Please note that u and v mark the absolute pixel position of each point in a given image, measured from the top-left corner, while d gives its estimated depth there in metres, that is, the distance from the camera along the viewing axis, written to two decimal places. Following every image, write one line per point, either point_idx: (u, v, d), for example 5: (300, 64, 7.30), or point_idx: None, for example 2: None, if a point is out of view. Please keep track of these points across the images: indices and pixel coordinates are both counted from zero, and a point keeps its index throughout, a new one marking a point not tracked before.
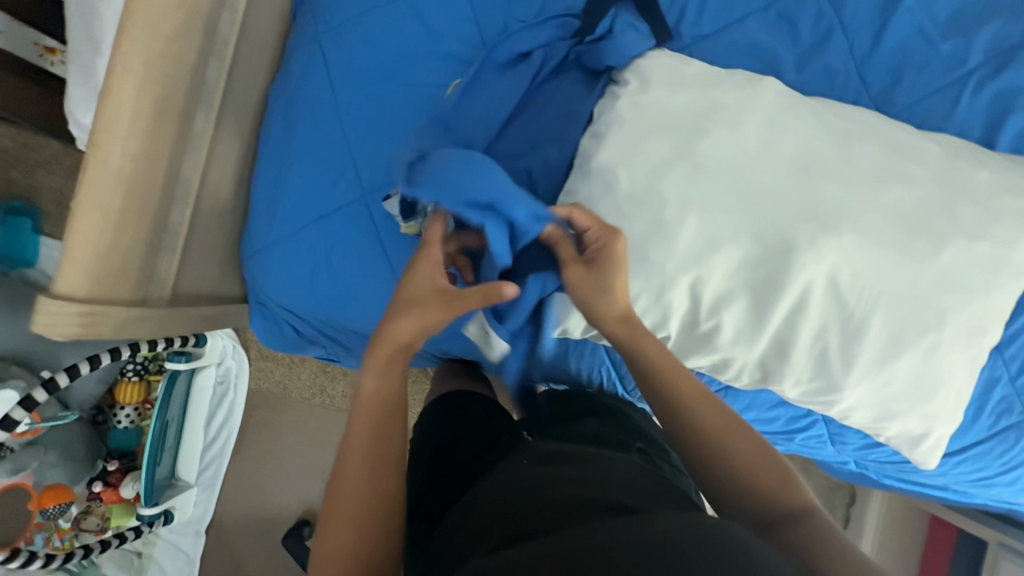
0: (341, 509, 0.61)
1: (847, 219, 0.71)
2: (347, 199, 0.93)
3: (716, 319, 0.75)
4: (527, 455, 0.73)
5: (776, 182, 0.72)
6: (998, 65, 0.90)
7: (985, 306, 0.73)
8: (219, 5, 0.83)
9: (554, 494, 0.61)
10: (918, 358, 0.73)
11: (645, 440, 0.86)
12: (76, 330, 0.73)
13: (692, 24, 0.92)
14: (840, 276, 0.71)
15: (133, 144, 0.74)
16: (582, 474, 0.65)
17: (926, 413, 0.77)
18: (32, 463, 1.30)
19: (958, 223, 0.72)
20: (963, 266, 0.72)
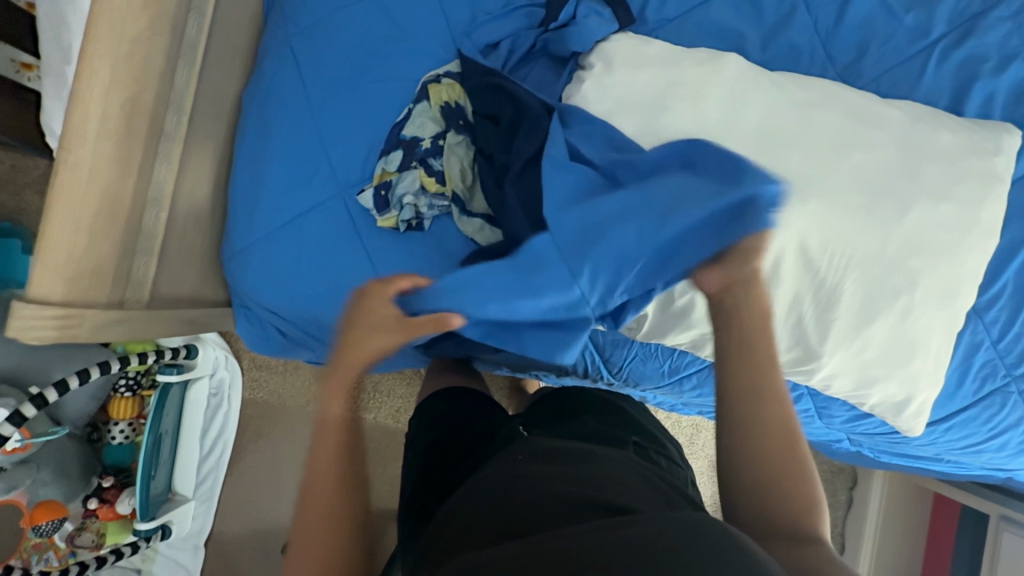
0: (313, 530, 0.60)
1: (812, 187, 0.71)
2: (323, 197, 0.93)
3: (688, 294, 0.77)
4: (524, 452, 0.73)
5: (741, 153, 0.73)
6: (962, 34, 0.91)
7: (956, 268, 0.74)
8: (186, 10, 0.84)
9: (547, 495, 0.60)
10: (893, 322, 0.73)
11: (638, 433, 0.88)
12: (52, 333, 0.73)
13: (656, 8, 0.93)
14: (809, 242, 0.71)
15: (102, 146, 0.75)
16: (580, 473, 0.65)
17: (907, 378, 0.76)
18: (25, 480, 1.30)
19: (923, 186, 0.73)
20: (929, 227, 0.73)
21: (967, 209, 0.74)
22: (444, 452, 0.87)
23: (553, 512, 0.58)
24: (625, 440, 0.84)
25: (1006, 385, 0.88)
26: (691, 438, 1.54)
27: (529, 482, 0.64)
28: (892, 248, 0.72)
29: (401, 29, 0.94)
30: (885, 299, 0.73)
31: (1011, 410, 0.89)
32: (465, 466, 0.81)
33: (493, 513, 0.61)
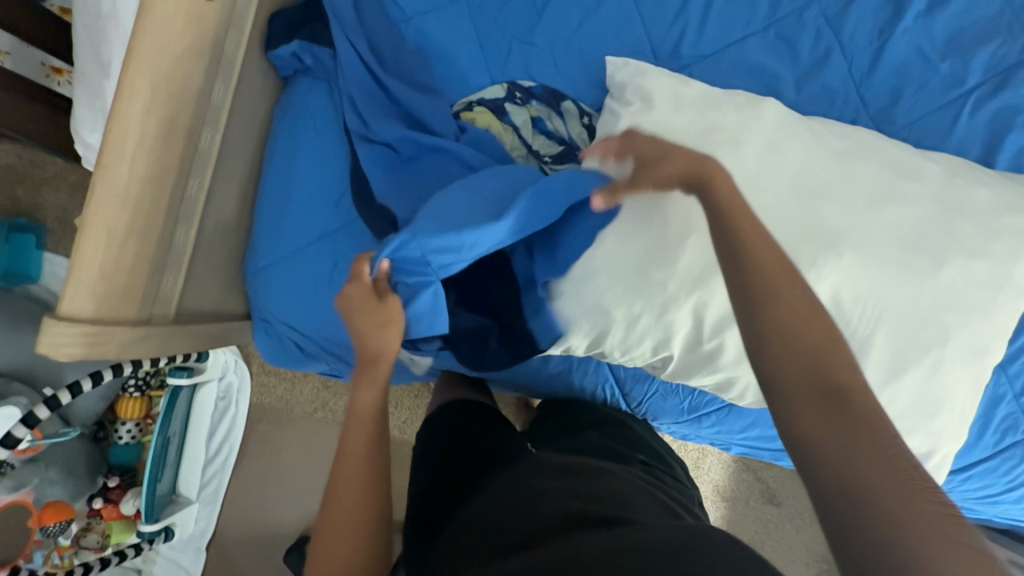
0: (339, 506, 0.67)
1: (848, 240, 0.71)
2: (349, 218, 0.94)
3: (718, 340, 0.78)
4: (533, 466, 0.74)
5: (777, 204, 0.72)
6: (997, 85, 0.91)
7: (986, 325, 0.74)
8: (226, 28, 0.85)
9: (548, 510, 0.61)
10: (921, 379, 0.73)
11: (648, 452, 0.89)
12: (82, 350, 0.73)
13: (691, 45, 0.93)
14: (842, 295, 0.71)
15: (139, 164, 0.75)
16: (583, 489, 0.66)
17: (930, 432, 0.76)
18: (32, 480, 1.30)
19: (957, 241, 0.73)
20: (963, 284, 0.73)
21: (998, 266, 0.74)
22: (452, 458, 0.88)
23: (553, 526, 0.59)
24: (632, 457, 0.85)
25: None
26: (696, 462, 1.54)
27: (533, 496, 0.65)
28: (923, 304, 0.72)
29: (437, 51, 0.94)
30: (910, 355, 0.73)
31: None
32: (476, 478, 0.81)
33: (491, 532, 0.63)
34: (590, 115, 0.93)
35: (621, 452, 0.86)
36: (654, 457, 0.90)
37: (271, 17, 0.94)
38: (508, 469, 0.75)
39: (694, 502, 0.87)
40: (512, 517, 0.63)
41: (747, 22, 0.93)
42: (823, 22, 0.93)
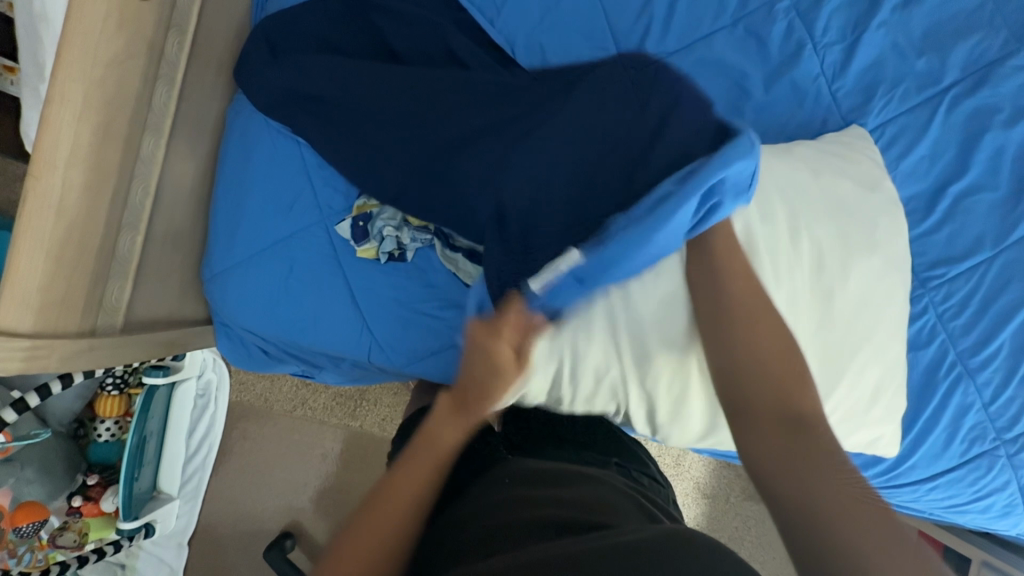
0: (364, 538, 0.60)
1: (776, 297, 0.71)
2: (305, 223, 0.92)
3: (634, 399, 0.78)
4: (510, 475, 0.70)
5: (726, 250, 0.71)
6: (974, 82, 0.87)
7: (880, 375, 0.78)
8: (166, 29, 0.82)
9: (540, 518, 0.58)
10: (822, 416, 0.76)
11: (622, 454, 0.83)
12: (19, 365, 0.72)
13: (656, 41, 0.89)
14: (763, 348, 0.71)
15: (75, 173, 0.73)
16: (568, 496, 0.63)
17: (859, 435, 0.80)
18: (7, 479, 1.29)
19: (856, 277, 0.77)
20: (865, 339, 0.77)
21: (895, 314, 0.79)
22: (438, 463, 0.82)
23: (536, 536, 0.56)
24: (606, 458, 0.80)
25: (994, 448, 0.87)
26: (676, 460, 1.52)
27: (519, 504, 0.62)
28: (835, 333, 0.75)
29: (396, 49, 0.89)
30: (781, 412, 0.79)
31: (998, 473, 0.88)
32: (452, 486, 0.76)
33: (470, 543, 0.58)
34: None
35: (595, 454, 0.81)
36: (631, 456, 0.85)
37: (220, 14, 0.92)
38: (485, 477, 0.72)
39: (670, 500, 0.83)
40: (491, 527, 0.59)
41: (714, 17, 0.89)
42: (794, 16, 0.88)
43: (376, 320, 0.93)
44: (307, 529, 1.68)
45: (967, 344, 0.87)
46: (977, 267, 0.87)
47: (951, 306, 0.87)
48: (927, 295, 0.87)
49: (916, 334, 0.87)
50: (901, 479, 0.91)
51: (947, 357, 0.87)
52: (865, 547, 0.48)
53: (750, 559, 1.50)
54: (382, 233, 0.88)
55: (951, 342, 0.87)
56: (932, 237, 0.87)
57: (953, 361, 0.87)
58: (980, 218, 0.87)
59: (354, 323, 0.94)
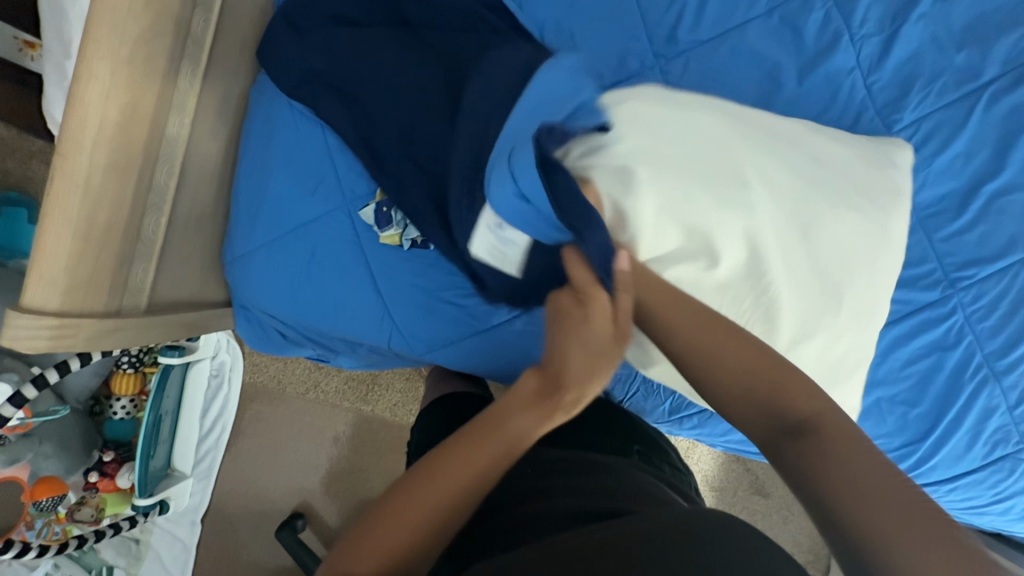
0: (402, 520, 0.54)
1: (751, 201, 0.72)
2: (328, 208, 0.92)
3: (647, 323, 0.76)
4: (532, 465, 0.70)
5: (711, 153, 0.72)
6: (1016, 78, 0.85)
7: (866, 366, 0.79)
8: (192, 6, 0.80)
9: (559, 508, 0.58)
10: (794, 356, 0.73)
11: (643, 443, 0.83)
12: (46, 344, 0.72)
13: (688, 28, 0.87)
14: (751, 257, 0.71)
15: (102, 152, 0.73)
16: (589, 483, 0.62)
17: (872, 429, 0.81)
18: (26, 454, 1.31)
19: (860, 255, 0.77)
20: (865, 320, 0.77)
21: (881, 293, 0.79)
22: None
23: (561, 523, 0.56)
24: (628, 448, 0.80)
25: (1017, 452, 0.87)
26: (686, 452, 1.51)
27: (545, 492, 0.62)
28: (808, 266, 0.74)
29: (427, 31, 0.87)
30: None
31: (1019, 476, 0.87)
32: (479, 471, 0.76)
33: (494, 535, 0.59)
34: None
35: (617, 444, 0.80)
36: (651, 446, 0.85)
37: None
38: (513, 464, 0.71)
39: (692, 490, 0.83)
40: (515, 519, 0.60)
41: (749, 4, 0.87)
42: (832, 5, 0.86)
43: (397, 307, 0.93)
44: (318, 510, 1.70)
45: (993, 346, 0.86)
46: (1009, 269, 0.85)
47: (981, 307, 0.86)
48: (956, 295, 0.86)
49: (943, 335, 0.86)
50: (920, 479, 0.90)
51: (974, 358, 0.86)
52: (901, 546, 0.46)
53: None
54: (402, 221, 0.89)
55: (978, 343, 0.86)
56: (964, 236, 0.86)
57: (979, 362, 0.86)
58: (1015, 218, 0.85)
59: (376, 308, 0.93)
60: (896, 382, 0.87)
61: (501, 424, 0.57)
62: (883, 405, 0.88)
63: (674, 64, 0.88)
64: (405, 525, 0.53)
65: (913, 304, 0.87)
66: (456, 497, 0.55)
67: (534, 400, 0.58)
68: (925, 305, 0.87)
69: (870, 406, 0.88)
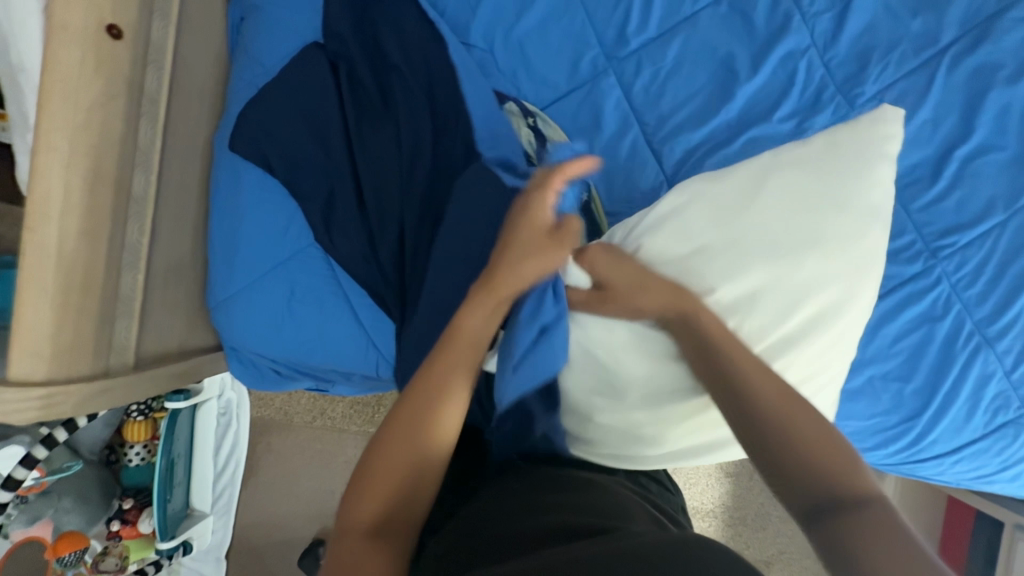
0: (373, 487, 0.59)
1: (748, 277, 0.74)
2: (301, 245, 0.93)
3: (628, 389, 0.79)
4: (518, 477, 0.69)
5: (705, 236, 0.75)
6: (975, 39, 0.84)
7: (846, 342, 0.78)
8: (143, 65, 0.81)
9: (533, 525, 0.57)
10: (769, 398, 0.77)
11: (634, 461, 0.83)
12: (36, 413, 0.74)
13: (638, 27, 0.87)
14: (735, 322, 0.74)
15: (70, 221, 0.74)
16: (571, 502, 0.62)
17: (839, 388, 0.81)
18: (48, 510, 1.34)
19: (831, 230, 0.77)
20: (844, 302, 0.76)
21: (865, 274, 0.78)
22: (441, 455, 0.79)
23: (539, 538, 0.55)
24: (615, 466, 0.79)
25: (1018, 417, 0.86)
26: None
27: (524, 509, 0.61)
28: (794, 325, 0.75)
29: (379, 64, 0.88)
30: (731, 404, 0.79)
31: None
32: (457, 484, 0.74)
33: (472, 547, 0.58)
34: (534, 115, 0.87)
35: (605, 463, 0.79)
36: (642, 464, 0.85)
37: (197, 44, 0.91)
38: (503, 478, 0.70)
39: (682, 510, 0.80)
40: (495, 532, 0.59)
41: None
42: None
43: (379, 335, 0.94)
44: None
45: (983, 313, 0.84)
46: (990, 233, 0.84)
47: (966, 274, 0.84)
48: (939, 265, 0.85)
49: (931, 306, 0.85)
50: (923, 454, 0.89)
51: (964, 327, 0.84)
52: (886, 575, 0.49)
53: (778, 533, 1.49)
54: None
55: (967, 311, 0.85)
56: (942, 204, 0.84)
57: (970, 331, 0.84)
58: (991, 180, 0.84)
59: (359, 339, 0.94)
60: (887, 358, 0.86)
61: (457, 331, 0.66)
62: (877, 382, 0.86)
63: (627, 64, 0.87)
64: (379, 493, 0.59)
65: (897, 277, 0.85)
66: (426, 424, 0.62)
67: (483, 297, 0.67)
68: (909, 279, 0.85)
69: (863, 385, 0.87)
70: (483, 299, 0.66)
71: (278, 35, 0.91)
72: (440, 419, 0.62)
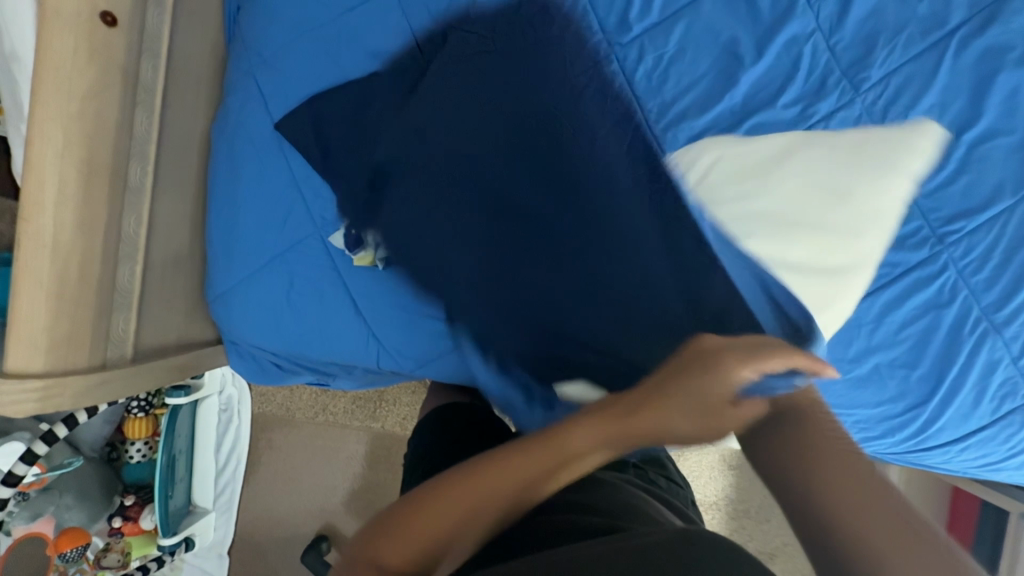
0: (420, 529, 0.56)
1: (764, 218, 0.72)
2: (300, 236, 0.91)
3: None
4: None
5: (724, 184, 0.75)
6: (984, 21, 0.82)
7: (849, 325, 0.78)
8: (139, 54, 0.80)
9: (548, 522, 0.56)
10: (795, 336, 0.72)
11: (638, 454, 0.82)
12: (34, 406, 0.73)
13: (641, 12, 0.86)
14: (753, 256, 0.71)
15: (66, 212, 0.73)
16: (584, 500, 0.60)
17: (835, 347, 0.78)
18: (48, 508, 1.34)
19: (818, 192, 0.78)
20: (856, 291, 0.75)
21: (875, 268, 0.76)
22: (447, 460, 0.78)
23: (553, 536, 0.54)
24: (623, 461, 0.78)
25: None
26: None
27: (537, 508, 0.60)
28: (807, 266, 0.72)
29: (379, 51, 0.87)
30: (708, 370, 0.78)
31: None
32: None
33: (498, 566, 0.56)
34: None
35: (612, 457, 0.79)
36: (648, 458, 0.84)
37: (193, 34, 0.90)
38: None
39: (688, 503, 0.81)
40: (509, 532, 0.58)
41: None
42: None
43: (381, 328, 0.93)
44: (341, 530, 1.72)
45: (991, 299, 0.83)
46: (998, 218, 0.83)
47: (973, 259, 0.83)
48: (945, 251, 0.83)
49: (937, 293, 0.84)
50: (929, 441, 0.89)
51: (972, 313, 0.83)
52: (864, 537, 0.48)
53: None
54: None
55: (974, 297, 0.83)
56: (948, 189, 0.83)
57: (978, 317, 0.83)
58: (999, 163, 0.82)
59: (360, 331, 0.93)
60: (893, 346, 0.85)
61: (560, 443, 0.56)
62: (882, 369, 0.86)
63: (629, 50, 0.86)
64: (423, 535, 0.56)
65: (904, 265, 0.84)
66: (496, 498, 0.56)
67: (599, 420, 0.56)
68: (915, 266, 0.84)
69: (868, 372, 0.86)
70: (587, 462, 0.57)
71: (275, 23, 0.90)
72: (506, 471, 0.56)
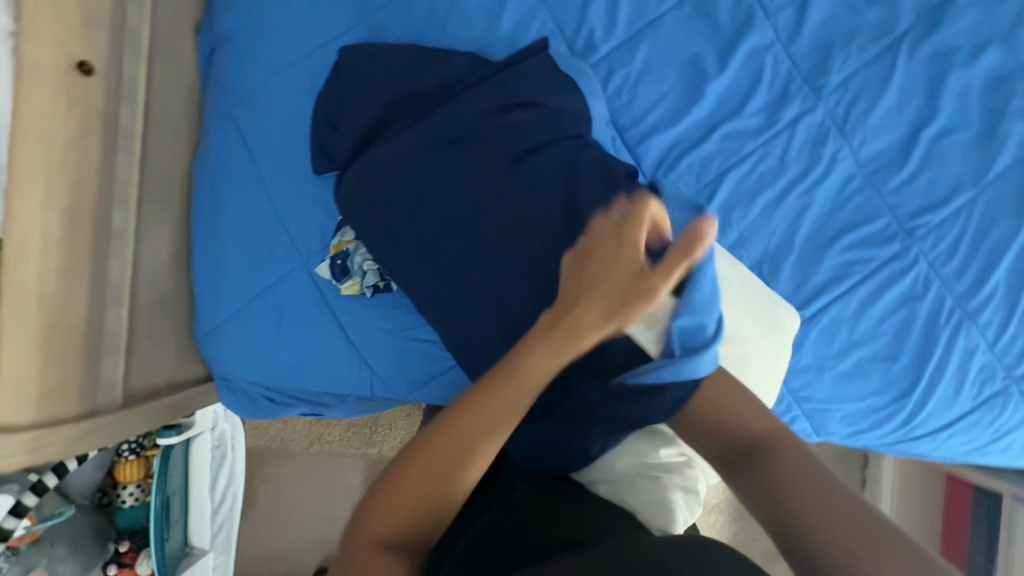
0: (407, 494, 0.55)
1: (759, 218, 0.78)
2: (287, 267, 0.92)
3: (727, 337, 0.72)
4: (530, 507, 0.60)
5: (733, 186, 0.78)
6: (930, 25, 0.87)
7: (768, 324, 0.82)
8: (117, 100, 0.81)
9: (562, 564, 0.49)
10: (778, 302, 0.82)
11: None
12: (25, 457, 0.72)
13: (604, 36, 0.88)
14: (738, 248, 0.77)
15: (49, 259, 0.74)
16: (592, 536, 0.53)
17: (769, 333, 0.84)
18: (40, 561, 1.28)
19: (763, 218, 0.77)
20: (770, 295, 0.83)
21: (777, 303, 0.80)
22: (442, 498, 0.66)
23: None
24: None
25: (1005, 387, 0.87)
26: None
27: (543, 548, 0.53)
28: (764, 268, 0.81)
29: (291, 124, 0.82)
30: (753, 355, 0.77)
31: (1012, 411, 0.88)
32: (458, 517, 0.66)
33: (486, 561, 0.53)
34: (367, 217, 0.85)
35: None
36: None
37: (170, 77, 0.91)
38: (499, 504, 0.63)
39: None
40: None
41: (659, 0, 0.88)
42: None
43: (371, 352, 0.93)
44: None
45: (962, 288, 0.86)
46: (961, 210, 0.86)
47: (942, 251, 0.86)
48: (915, 245, 0.87)
49: (911, 285, 0.87)
50: (917, 431, 0.90)
51: (945, 303, 0.86)
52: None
53: None
54: None
55: (947, 287, 0.86)
56: (912, 186, 0.87)
57: (951, 306, 0.86)
58: (957, 158, 0.86)
59: (350, 357, 0.93)
60: (873, 339, 0.87)
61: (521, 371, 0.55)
62: (866, 363, 0.88)
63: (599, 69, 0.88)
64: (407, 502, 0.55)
65: (876, 260, 0.87)
66: (477, 448, 0.56)
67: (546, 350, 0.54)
68: (887, 260, 0.87)
69: (852, 367, 0.88)
70: (516, 389, 0.55)
71: (249, 62, 0.92)
72: (475, 420, 0.56)
